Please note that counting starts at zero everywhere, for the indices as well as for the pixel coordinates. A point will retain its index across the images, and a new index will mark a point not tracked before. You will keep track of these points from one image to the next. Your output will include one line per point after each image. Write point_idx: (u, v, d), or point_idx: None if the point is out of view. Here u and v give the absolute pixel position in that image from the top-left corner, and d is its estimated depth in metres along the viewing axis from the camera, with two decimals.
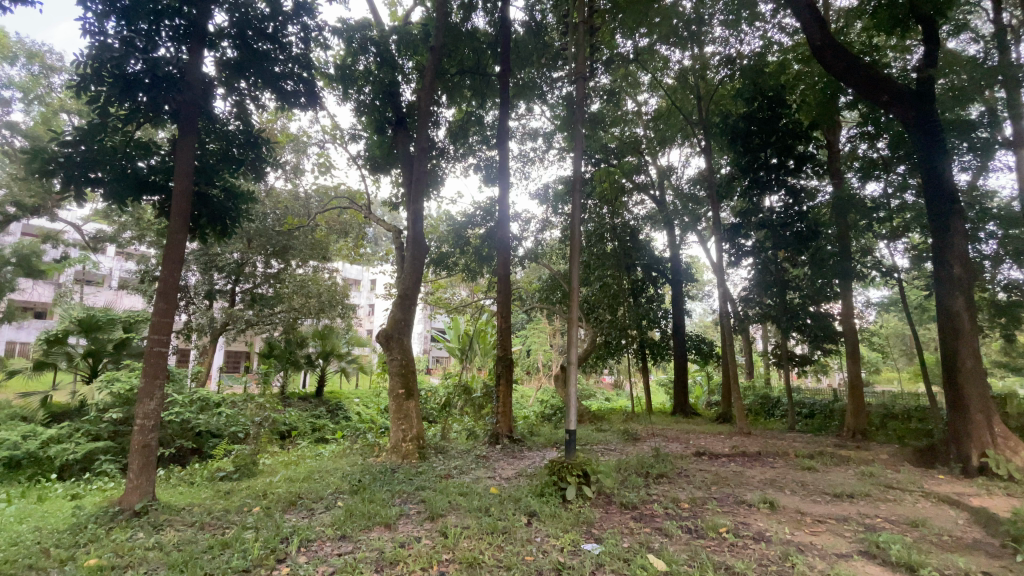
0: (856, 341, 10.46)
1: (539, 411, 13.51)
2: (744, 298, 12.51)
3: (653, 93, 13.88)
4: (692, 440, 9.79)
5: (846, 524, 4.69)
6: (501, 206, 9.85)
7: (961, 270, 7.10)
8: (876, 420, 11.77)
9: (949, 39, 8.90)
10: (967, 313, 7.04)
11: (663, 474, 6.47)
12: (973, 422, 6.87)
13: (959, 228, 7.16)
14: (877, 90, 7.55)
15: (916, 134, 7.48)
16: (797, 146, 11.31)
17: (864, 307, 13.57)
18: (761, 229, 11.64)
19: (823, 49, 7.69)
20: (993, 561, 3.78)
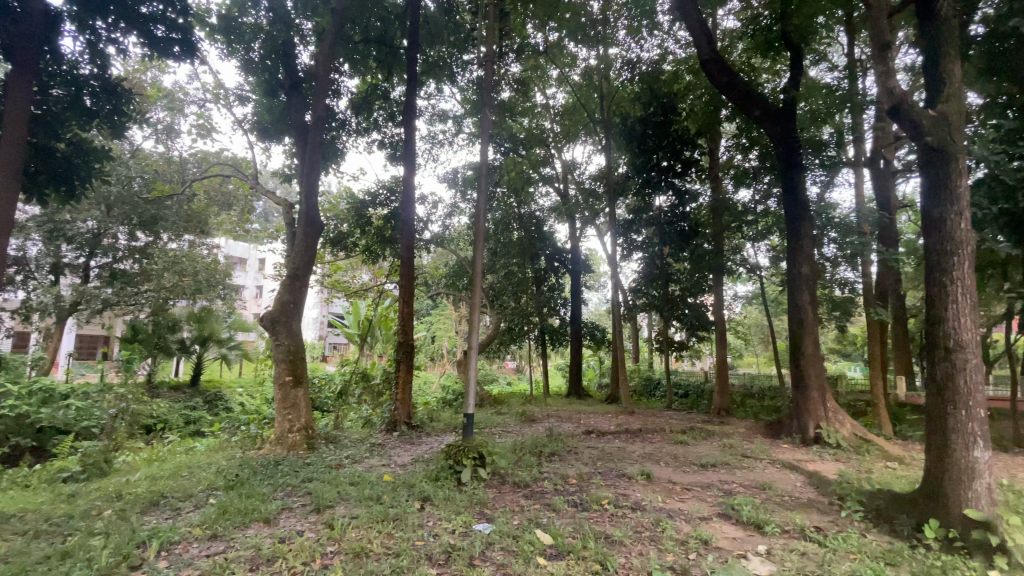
0: (725, 330, 11.76)
1: (439, 397, 13.48)
2: (634, 288, 13.52)
3: (561, 87, 14.25)
4: (583, 420, 10.38)
5: (708, 490, 5.28)
6: (405, 186, 9.52)
7: (807, 269, 8.24)
8: (737, 399, 13.43)
9: (811, 67, 10.16)
10: (811, 307, 8.22)
11: (555, 453, 6.79)
12: (811, 399, 8.09)
13: (808, 234, 8.28)
14: (750, 105, 8.43)
15: (780, 149, 8.48)
16: (685, 151, 12.33)
17: (733, 300, 15.29)
18: (651, 225, 12.62)
19: (708, 62, 8.42)
20: (823, 517, 4.47)
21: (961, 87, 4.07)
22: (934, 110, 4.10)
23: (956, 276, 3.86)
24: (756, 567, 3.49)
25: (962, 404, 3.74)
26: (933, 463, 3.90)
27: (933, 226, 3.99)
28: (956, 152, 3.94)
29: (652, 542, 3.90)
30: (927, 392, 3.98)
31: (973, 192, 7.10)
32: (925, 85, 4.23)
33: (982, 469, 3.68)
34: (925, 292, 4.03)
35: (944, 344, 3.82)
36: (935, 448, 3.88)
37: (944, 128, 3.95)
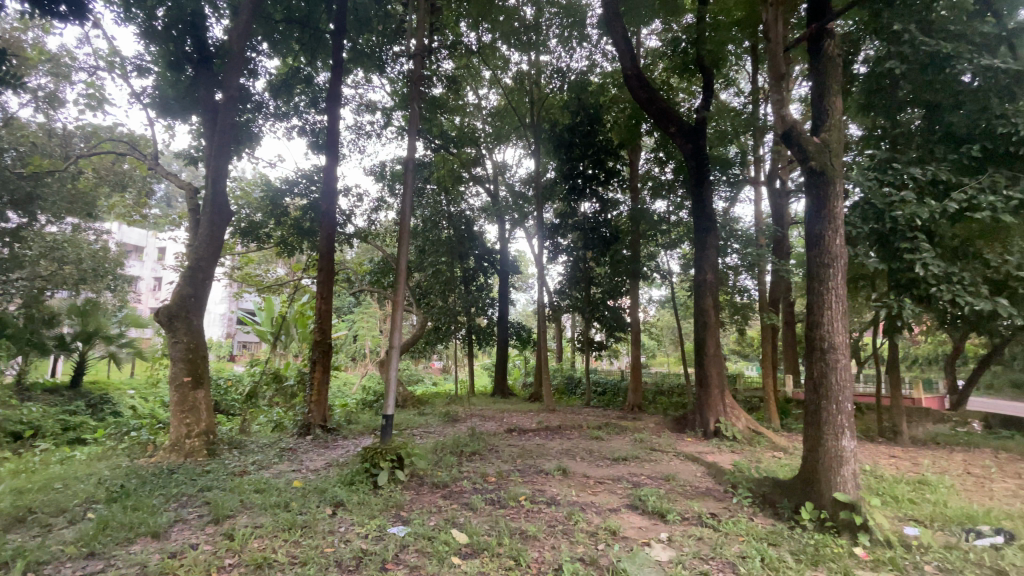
0: (640, 331, 12.46)
1: (360, 399, 13.00)
2: (559, 290, 13.93)
3: (493, 89, 14.34)
4: (506, 419, 10.53)
5: (619, 482, 5.57)
6: (326, 176, 9.11)
7: (712, 276, 8.94)
8: (650, 396, 14.27)
9: (721, 91, 11.06)
10: (714, 311, 8.91)
11: (476, 452, 6.81)
12: (711, 396, 8.77)
13: (713, 244, 8.98)
14: (667, 121, 9.00)
15: (692, 164, 9.12)
16: (608, 161, 12.96)
17: (648, 303, 16.21)
18: (576, 230, 13.21)
19: (631, 77, 8.87)
20: (718, 504, 4.88)
21: (841, 119, 4.60)
22: (818, 138, 4.62)
23: (831, 285, 4.36)
24: (658, 553, 3.72)
25: (833, 399, 4.25)
26: (809, 452, 4.37)
27: (813, 241, 4.50)
28: (834, 176, 4.46)
29: (564, 535, 4.05)
30: (806, 389, 4.47)
31: (851, 212, 8.01)
32: (811, 114, 4.75)
33: (849, 456, 4.18)
34: (806, 300, 4.53)
35: (820, 346, 4.32)
36: (811, 439, 4.36)
37: (825, 154, 4.46)
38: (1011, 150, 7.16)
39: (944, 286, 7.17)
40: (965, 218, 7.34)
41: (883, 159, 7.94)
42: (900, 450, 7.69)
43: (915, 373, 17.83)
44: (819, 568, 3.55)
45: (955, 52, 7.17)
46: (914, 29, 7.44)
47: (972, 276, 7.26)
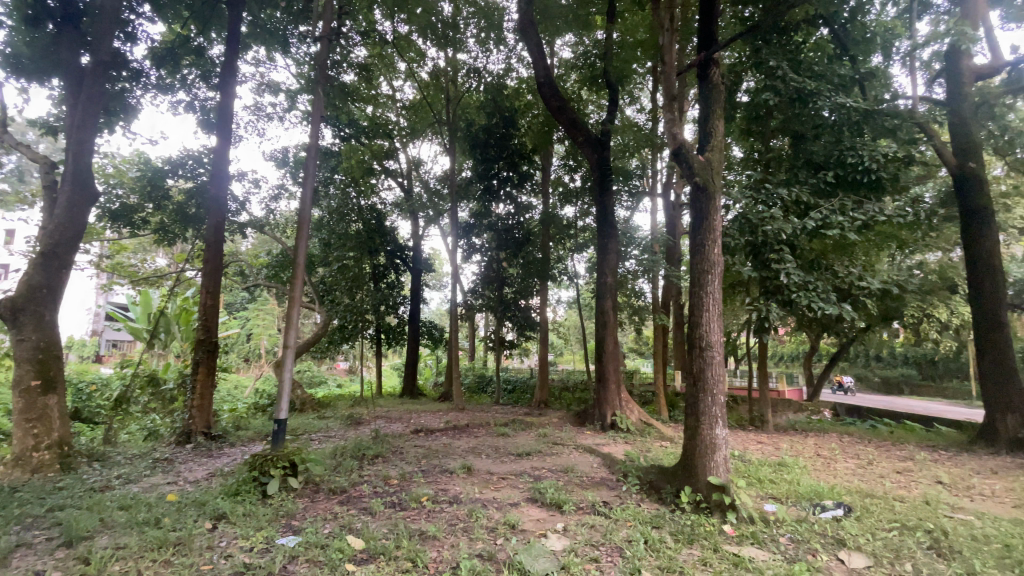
0: (548, 331, 12.89)
1: (251, 403, 12.05)
2: (471, 289, 14.00)
3: (408, 82, 14.01)
4: (412, 419, 10.36)
5: (520, 477, 5.72)
6: (217, 158, 8.33)
7: (612, 279, 9.48)
8: (556, 393, 14.83)
9: (626, 107, 11.80)
10: (613, 312, 9.47)
11: (378, 454, 6.63)
12: (609, 391, 9.33)
13: (614, 250, 9.54)
14: (576, 130, 9.41)
15: (596, 173, 9.60)
16: (522, 165, 13.31)
17: (557, 304, 16.82)
18: (489, 231, 13.41)
19: (543, 85, 9.15)
20: (611, 492, 5.20)
21: (722, 141, 5.11)
22: (703, 156, 5.10)
23: (709, 289, 4.83)
24: (554, 544, 3.89)
25: (709, 393, 4.71)
26: (689, 440, 4.81)
27: (696, 250, 4.95)
28: (714, 193, 4.94)
29: (464, 532, 4.08)
30: (687, 383, 4.91)
31: (730, 226, 8.95)
32: (698, 135, 5.22)
33: (720, 444, 4.65)
34: (688, 303, 4.97)
35: (700, 344, 4.77)
36: (691, 429, 4.79)
37: (708, 172, 4.94)
38: (856, 178, 8.40)
39: (803, 293, 8.24)
40: (821, 235, 8.49)
41: (759, 179, 8.95)
42: (767, 437, 8.72)
43: (781, 369, 20.33)
44: (694, 546, 3.91)
45: (817, 90, 8.27)
46: (785, 67, 8.48)
47: (824, 285, 8.42)
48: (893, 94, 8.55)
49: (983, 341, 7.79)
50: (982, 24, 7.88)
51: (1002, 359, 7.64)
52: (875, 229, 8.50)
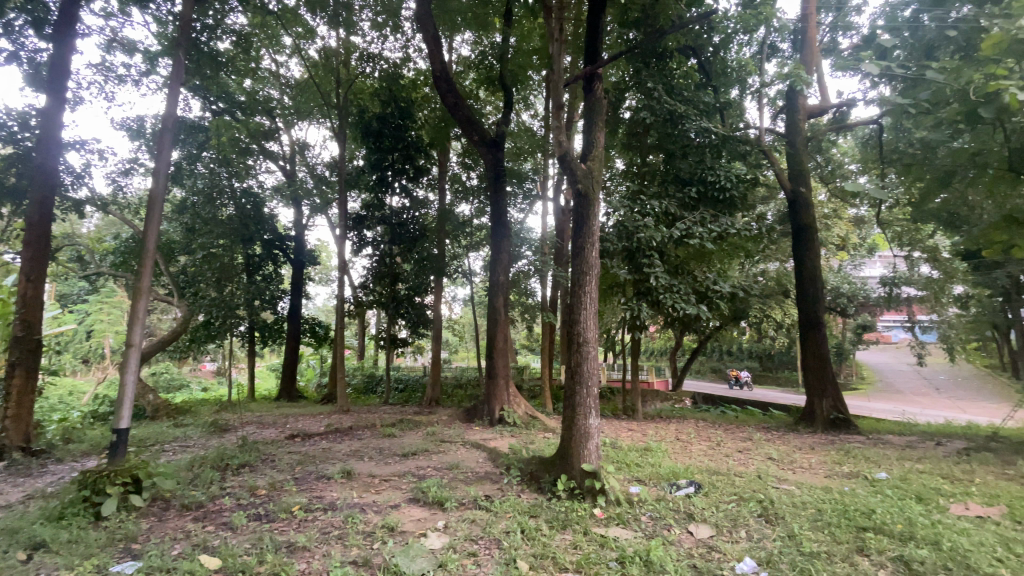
0: (440, 328, 12.82)
1: (88, 411, 10.34)
2: (361, 284, 13.38)
3: (295, 58, 12.96)
4: (289, 423, 9.65)
5: (403, 478, 5.61)
6: (47, 122, 6.98)
7: (503, 277, 9.67)
8: (447, 390, 14.80)
9: (521, 111, 12.13)
10: (504, 310, 9.67)
11: (246, 463, 6.06)
12: (497, 386, 9.54)
13: (507, 249, 9.74)
14: (471, 129, 9.44)
15: (490, 173, 9.73)
16: (418, 158, 13.12)
17: (452, 301, 16.76)
18: (381, 224, 12.99)
19: (439, 78, 9.02)
20: (494, 485, 5.33)
21: (602, 152, 5.48)
22: (585, 164, 5.42)
23: (587, 288, 5.16)
24: (433, 542, 3.87)
25: (586, 386, 5.02)
26: (565, 431, 5.08)
27: (576, 252, 5.25)
28: (594, 200, 5.28)
29: (338, 540, 3.90)
30: (566, 377, 5.18)
31: (611, 231, 9.65)
32: (581, 144, 5.55)
33: (593, 433, 4.97)
34: (569, 302, 5.25)
35: (578, 339, 5.06)
36: (567, 419, 5.06)
37: (589, 180, 5.27)
38: (715, 195, 9.55)
39: (668, 294, 9.18)
40: (685, 243, 9.51)
41: (635, 191, 9.77)
42: (637, 425, 9.55)
43: (653, 364, 22.40)
44: (566, 531, 4.15)
45: (685, 114, 9.24)
46: (661, 89, 9.33)
47: (686, 287, 9.45)
48: (745, 123, 9.83)
49: (806, 338, 9.30)
50: (814, 71, 9.28)
51: (820, 354, 9.15)
52: (728, 241, 9.74)
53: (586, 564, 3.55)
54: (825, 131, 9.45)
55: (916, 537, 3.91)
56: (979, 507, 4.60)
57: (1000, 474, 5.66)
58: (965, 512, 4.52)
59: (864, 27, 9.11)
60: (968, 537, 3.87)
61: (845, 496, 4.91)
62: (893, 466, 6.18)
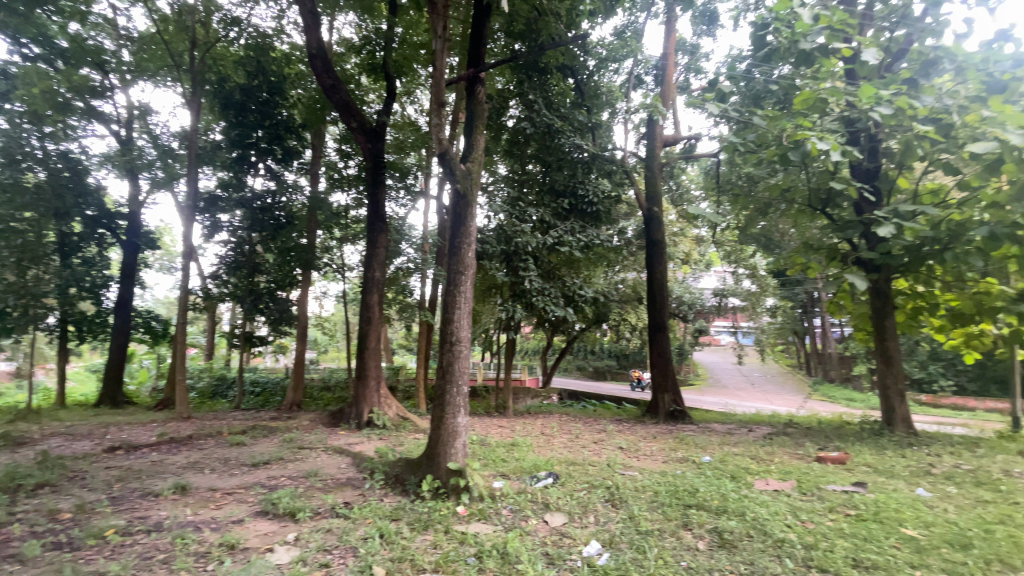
0: (306, 325, 11.94)
1: None
2: (213, 274, 11.89)
3: (139, 8, 11.10)
4: (110, 434, 8.21)
5: (251, 490, 5.11)
6: None
7: (378, 274, 9.31)
8: (310, 393, 13.79)
9: (405, 104, 11.83)
10: (378, 308, 9.32)
11: (44, 484, 5.02)
12: (367, 387, 9.17)
13: (384, 244, 9.39)
14: (349, 115, 8.96)
15: (368, 163, 9.31)
16: (289, 140, 12.08)
17: (322, 298, 15.68)
18: (240, 207, 11.68)
19: (314, 57, 8.45)
20: (355, 492, 5.11)
21: (482, 155, 5.58)
22: (464, 165, 5.47)
23: (462, 288, 5.20)
24: (280, 557, 3.60)
25: (456, 384, 5.05)
26: (433, 431, 5.05)
27: (452, 251, 5.26)
28: (473, 200, 5.34)
29: (163, 564, 3.42)
30: (437, 377, 5.16)
31: (489, 233, 9.85)
32: (461, 145, 5.59)
33: (460, 431, 5.01)
34: (443, 300, 5.26)
35: (451, 339, 5.09)
36: (436, 419, 5.05)
37: (468, 180, 5.33)
38: (584, 207, 10.38)
39: (540, 297, 9.70)
40: (557, 250, 10.12)
41: (514, 197, 10.13)
42: (506, 422, 9.87)
43: (526, 363, 23.42)
44: (427, 532, 4.15)
45: (561, 129, 9.83)
46: (541, 102, 9.81)
47: (556, 291, 10.05)
48: (613, 144, 10.73)
49: (654, 340, 10.44)
50: (670, 105, 10.49)
51: (666, 355, 10.33)
52: (593, 250, 10.59)
53: (445, 562, 3.58)
54: (677, 159, 10.76)
55: (729, 510, 4.62)
56: (776, 482, 5.59)
57: (793, 454, 6.94)
58: (765, 487, 5.45)
59: (710, 73, 10.55)
60: (766, 508, 4.68)
61: (678, 479, 5.61)
62: (716, 450, 7.24)
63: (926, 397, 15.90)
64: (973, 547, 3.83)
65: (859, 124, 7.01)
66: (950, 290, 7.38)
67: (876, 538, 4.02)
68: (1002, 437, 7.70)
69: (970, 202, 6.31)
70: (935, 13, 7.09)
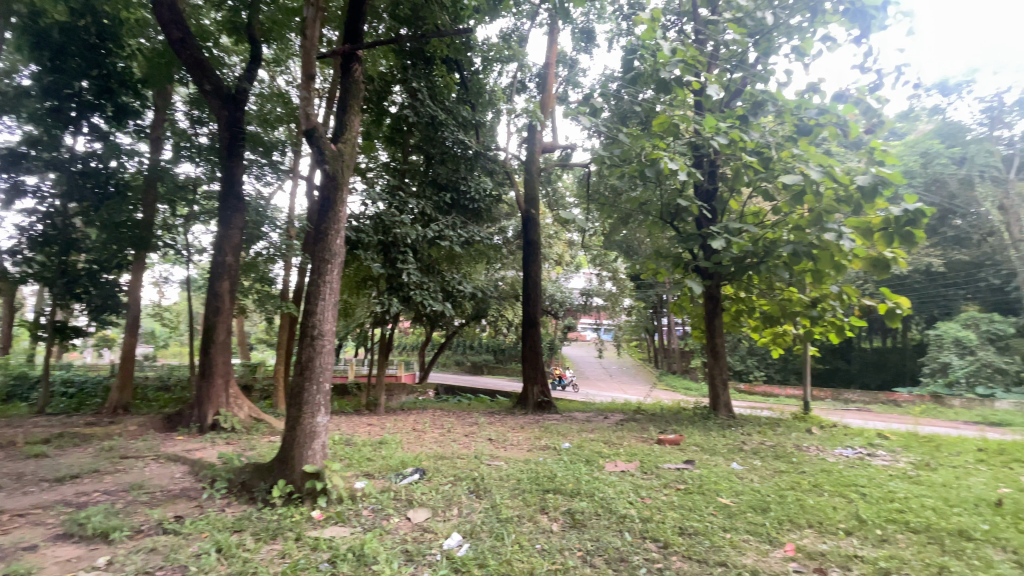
0: (139, 315, 10.37)
1: None
2: (10, 249, 9.68)
3: None
4: None
5: (52, 509, 4.28)
6: None
7: (231, 258, 8.37)
8: (141, 394, 11.92)
9: (275, 75, 10.75)
10: (230, 297, 8.37)
11: None
12: (214, 387, 8.20)
13: (239, 225, 8.45)
14: (202, 75, 7.89)
15: (224, 133, 8.32)
16: (123, 96, 10.22)
17: (163, 284, 13.64)
18: (52, 170, 9.64)
19: (160, 4, 7.49)
20: (190, 504, 4.55)
21: (356, 137, 5.30)
22: (335, 146, 5.15)
23: (327, 278, 4.89)
24: None
25: (315, 381, 4.74)
26: (287, 432, 4.70)
27: (317, 238, 4.94)
28: (343, 184, 5.05)
29: None
30: (294, 373, 4.80)
31: (365, 221, 9.39)
32: (333, 124, 5.26)
33: (319, 431, 4.72)
34: (305, 290, 4.90)
35: (311, 332, 4.77)
36: (291, 419, 4.70)
37: (338, 163, 5.02)
38: (466, 203, 10.48)
39: (418, 291, 9.50)
40: (436, 244, 10.04)
41: (394, 185, 9.79)
42: (376, 419, 9.54)
43: (402, 358, 22.98)
44: (275, 541, 3.84)
45: (444, 122, 9.76)
46: (424, 92, 9.64)
47: (435, 286, 9.94)
48: (496, 145, 10.96)
49: (527, 335, 10.88)
50: (550, 113, 11.01)
51: (536, 350, 10.82)
52: (473, 246, 10.71)
53: (292, 571, 3.36)
54: (554, 165, 11.34)
55: (581, 492, 5.02)
56: (623, 463, 6.21)
57: (639, 438, 7.77)
58: (614, 468, 6.02)
59: (586, 88, 11.30)
60: (613, 487, 5.19)
61: (539, 466, 5.94)
62: (575, 437, 7.82)
63: (745, 385, 18.92)
64: (769, 509, 4.65)
65: (703, 150, 8.05)
66: (764, 296, 8.83)
67: (699, 508, 4.67)
68: (793, 417, 9.49)
69: (781, 225, 7.61)
70: (764, 62, 8.42)
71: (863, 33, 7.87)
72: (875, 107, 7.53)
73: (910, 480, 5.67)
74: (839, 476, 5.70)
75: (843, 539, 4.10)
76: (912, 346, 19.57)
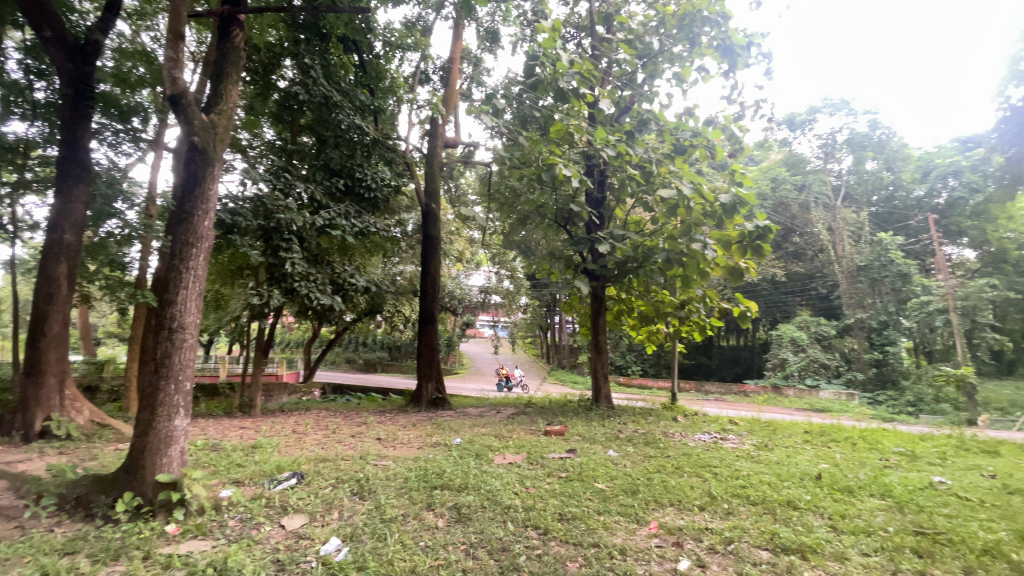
0: None
1: None
2: None
3: None
4: None
5: None
6: None
7: (72, 237, 7.18)
8: None
9: (138, 30, 9.33)
10: (68, 282, 7.16)
11: None
12: (45, 388, 6.97)
13: (83, 198, 7.23)
14: (41, 20, 6.62)
15: (68, 91, 7.07)
16: None
17: None
18: None
19: None
20: (6, 525, 3.83)
21: (233, 110, 4.80)
22: (208, 117, 4.61)
23: (191, 265, 4.39)
24: None
25: (172, 379, 4.23)
26: (137, 438, 4.15)
27: (182, 218, 4.42)
28: (214, 159, 4.55)
29: None
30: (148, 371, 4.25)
31: (244, 204, 8.56)
32: (206, 93, 4.70)
33: (178, 436, 4.25)
34: (163, 277, 4.35)
35: (170, 325, 4.26)
36: (142, 423, 4.16)
37: (210, 136, 4.50)
38: (361, 191, 10.05)
39: (303, 282, 8.90)
40: (327, 234, 9.48)
41: (280, 167, 9.08)
42: (251, 422, 8.78)
43: (286, 354, 21.37)
44: (118, 562, 3.38)
45: (340, 103, 9.20)
46: (318, 70, 9.04)
47: (323, 278, 9.39)
48: (396, 135, 10.67)
49: (423, 331, 10.68)
50: (452, 109, 10.97)
51: (431, 346, 10.69)
52: (368, 238, 10.33)
53: None
54: (455, 160, 11.30)
55: (468, 486, 5.09)
56: (511, 455, 6.41)
57: (528, 430, 8.08)
58: (502, 460, 6.19)
59: (489, 89, 11.43)
60: (499, 479, 5.34)
61: (428, 463, 5.91)
62: (466, 432, 7.90)
63: (624, 379, 20.54)
64: (638, 491, 5.11)
65: (594, 160, 8.56)
66: (642, 298, 9.66)
67: (577, 494, 4.99)
68: (663, 408, 10.52)
69: (658, 234, 8.36)
70: (650, 84, 9.17)
71: (731, 68, 8.92)
72: (737, 135, 8.59)
73: (752, 459, 6.59)
74: (697, 458, 6.45)
75: (697, 514, 4.64)
76: (759, 345, 22.68)
